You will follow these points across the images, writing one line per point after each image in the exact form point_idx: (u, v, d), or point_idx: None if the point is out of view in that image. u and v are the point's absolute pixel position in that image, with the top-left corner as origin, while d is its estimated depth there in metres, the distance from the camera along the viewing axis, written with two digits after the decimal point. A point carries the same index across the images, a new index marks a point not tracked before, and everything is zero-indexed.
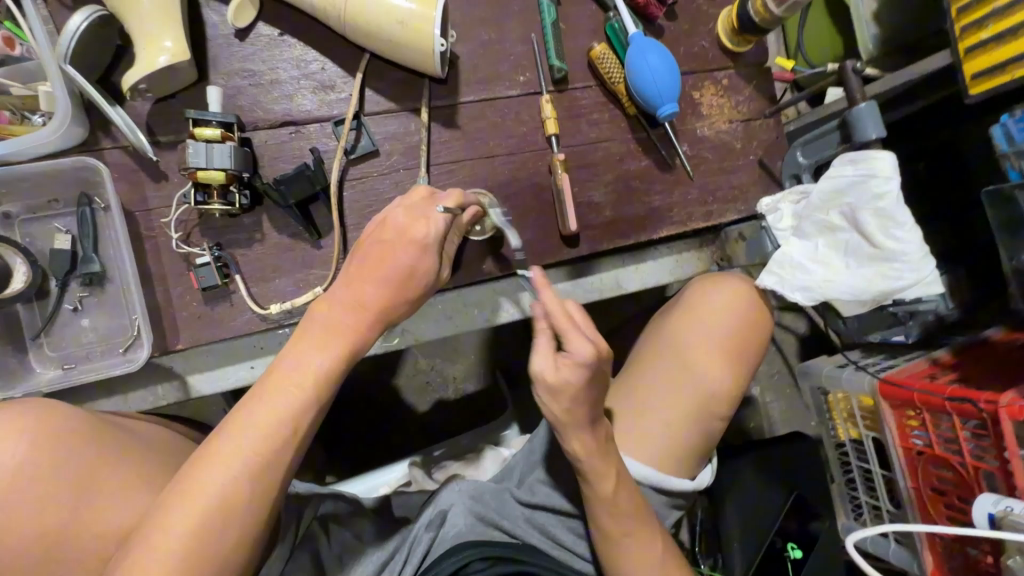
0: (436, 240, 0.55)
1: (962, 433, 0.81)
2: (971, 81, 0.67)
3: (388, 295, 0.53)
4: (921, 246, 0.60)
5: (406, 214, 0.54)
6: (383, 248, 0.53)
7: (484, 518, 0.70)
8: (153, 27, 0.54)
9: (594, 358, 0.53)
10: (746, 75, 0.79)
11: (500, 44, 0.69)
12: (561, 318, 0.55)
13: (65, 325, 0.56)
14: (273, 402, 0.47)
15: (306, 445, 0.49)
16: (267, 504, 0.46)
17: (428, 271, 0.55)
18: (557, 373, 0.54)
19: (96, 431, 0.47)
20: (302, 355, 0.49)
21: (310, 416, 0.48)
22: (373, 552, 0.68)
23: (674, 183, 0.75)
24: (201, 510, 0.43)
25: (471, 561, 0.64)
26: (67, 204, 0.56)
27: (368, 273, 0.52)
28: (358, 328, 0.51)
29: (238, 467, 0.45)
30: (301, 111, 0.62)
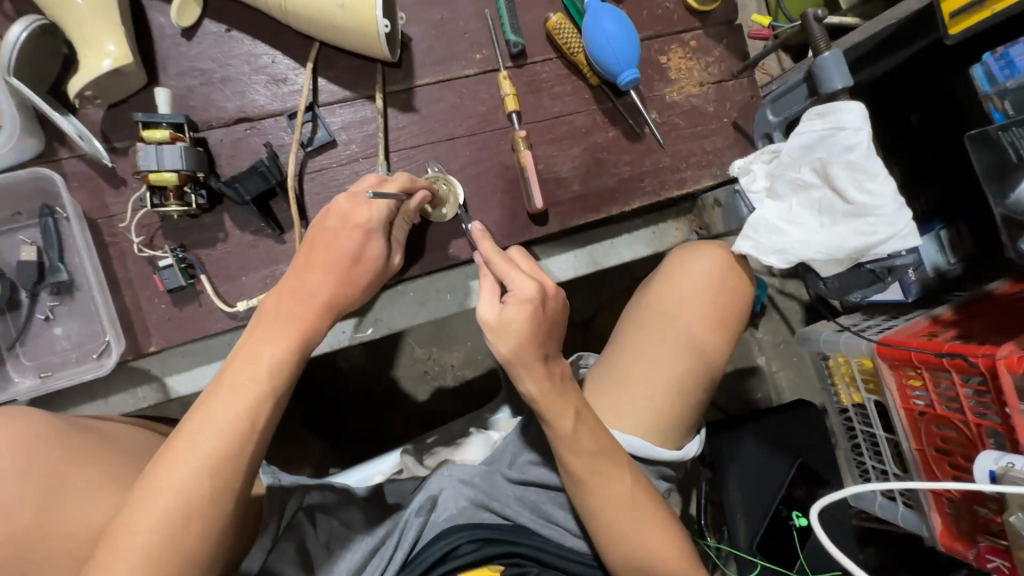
0: (381, 223, 0.55)
1: (963, 390, 0.78)
2: (950, 20, 0.63)
3: (335, 282, 0.54)
4: (894, 196, 0.58)
5: (349, 200, 0.54)
6: (326, 234, 0.54)
7: (475, 501, 0.71)
8: (91, 30, 0.53)
9: (537, 295, 0.55)
10: (716, 35, 0.76)
11: (454, 23, 0.68)
12: (508, 270, 0.55)
13: (40, 334, 0.58)
14: (228, 398, 0.48)
15: (267, 438, 0.49)
16: (230, 498, 0.47)
17: (375, 255, 0.56)
18: (502, 314, 0.54)
19: (70, 433, 0.50)
20: (255, 349, 0.50)
21: (267, 408, 0.49)
22: (361, 539, 0.70)
23: (645, 152, 0.73)
24: (163, 509, 0.44)
25: (457, 545, 0.65)
26: (30, 216, 0.57)
27: (316, 263, 0.53)
28: (309, 317, 0.52)
29: (197, 464, 0.45)
30: (253, 107, 0.62)
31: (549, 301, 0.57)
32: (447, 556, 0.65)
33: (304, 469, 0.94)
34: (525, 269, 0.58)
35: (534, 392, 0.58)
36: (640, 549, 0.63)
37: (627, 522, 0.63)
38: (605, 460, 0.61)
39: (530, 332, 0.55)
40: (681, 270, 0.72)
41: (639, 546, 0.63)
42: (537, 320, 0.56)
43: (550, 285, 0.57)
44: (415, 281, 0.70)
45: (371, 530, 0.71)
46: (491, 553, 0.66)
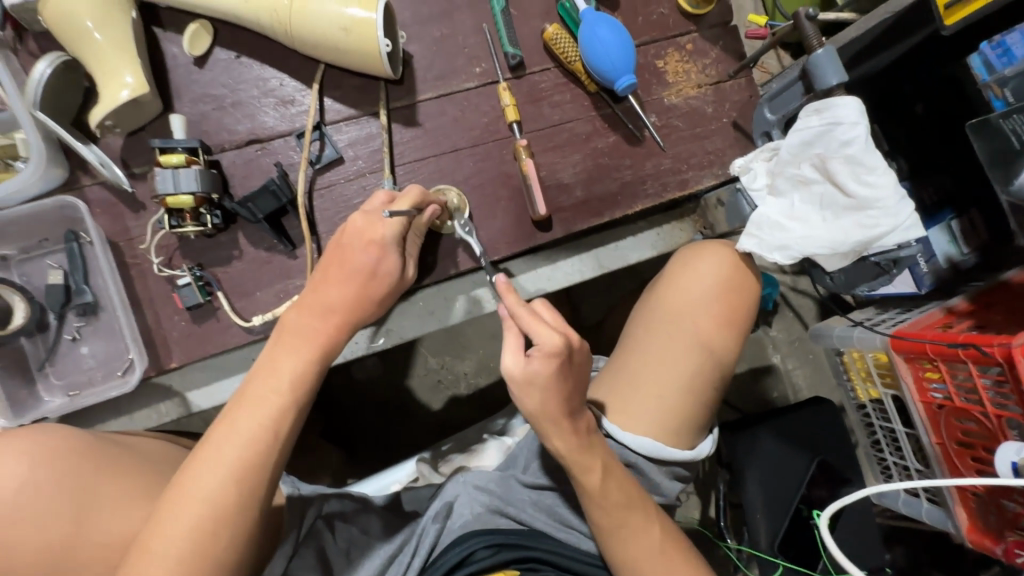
0: (395, 240, 0.57)
1: (980, 381, 0.77)
2: (946, 10, 0.64)
3: (354, 294, 0.56)
4: (895, 186, 0.58)
5: (364, 218, 0.56)
6: (343, 250, 0.56)
7: (490, 506, 0.71)
8: (109, 64, 0.56)
9: (563, 348, 0.55)
10: (712, 37, 0.77)
11: (453, 39, 0.70)
12: (533, 323, 0.55)
13: (67, 354, 0.60)
14: (254, 410, 0.50)
15: (289, 448, 0.52)
16: (256, 507, 0.49)
17: (391, 268, 0.58)
18: (527, 367, 0.55)
19: (99, 448, 0.52)
20: (277, 362, 0.52)
21: (290, 419, 0.51)
22: (380, 546, 0.71)
23: (646, 155, 0.74)
24: (191, 518, 0.46)
25: (475, 549, 0.66)
26: (57, 241, 0.60)
27: (332, 277, 0.56)
28: (328, 330, 0.55)
29: (224, 474, 0.47)
30: (263, 128, 0.64)
31: (573, 352, 0.57)
32: (464, 562, 0.66)
33: (323, 479, 0.96)
34: (550, 319, 0.57)
35: (561, 447, 0.59)
36: (647, 556, 0.62)
37: (632, 527, 0.62)
38: (605, 462, 0.62)
39: (554, 384, 0.56)
40: (689, 270, 0.72)
41: (648, 551, 0.62)
42: (561, 374, 0.56)
43: (575, 337, 0.57)
44: (425, 290, 0.72)
45: (390, 537, 0.73)
46: (505, 559, 0.66)
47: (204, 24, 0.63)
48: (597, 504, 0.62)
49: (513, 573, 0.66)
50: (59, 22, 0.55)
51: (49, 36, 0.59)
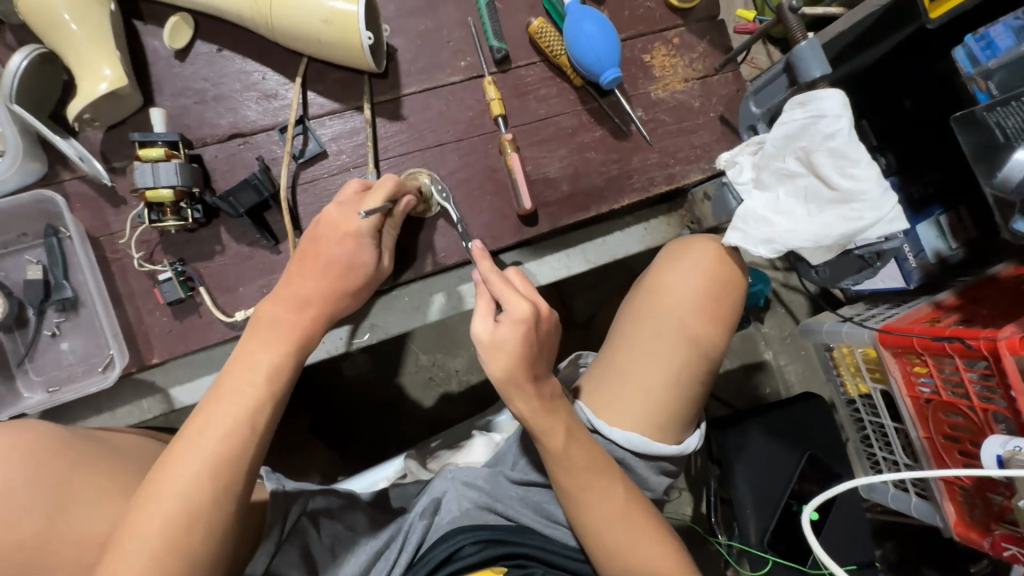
0: (370, 230, 0.58)
1: (967, 375, 0.77)
2: (931, 4, 0.63)
3: (331, 284, 0.57)
4: (878, 179, 0.58)
5: (338, 210, 0.57)
6: (317, 242, 0.57)
7: (478, 503, 0.71)
8: (87, 57, 0.56)
9: (531, 315, 0.56)
10: (699, 31, 0.76)
11: (438, 33, 0.69)
12: (502, 289, 0.56)
13: (47, 351, 0.59)
14: (230, 403, 0.50)
15: (266, 441, 0.52)
16: (233, 501, 0.49)
17: (367, 261, 0.59)
18: (495, 332, 0.55)
19: (77, 446, 0.51)
20: (252, 354, 0.53)
21: (266, 412, 0.52)
22: (366, 542, 0.71)
23: (633, 150, 0.74)
24: (165, 514, 0.46)
25: (462, 545, 0.66)
26: (36, 236, 0.59)
27: (308, 270, 0.56)
28: (304, 324, 0.55)
29: (199, 468, 0.47)
30: (245, 122, 0.64)
31: (541, 320, 0.58)
32: (450, 558, 0.65)
33: (312, 477, 0.95)
34: (520, 287, 0.59)
35: (526, 410, 0.59)
36: (632, 549, 0.62)
37: (610, 522, 0.62)
38: (586, 456, 0.62)
39: (523, 349, 0.56)
40: (673, 264, 0.72)
41: (633, 546, 0.62)
42: (530, 343, 0.56)
43: (543, 305, 0.58)
44: (410, 285, 0.72)
45: (376, 534, 0.72)
46: (493, 556, 0.66)
47: (185, 17, 0.62)
48: (578, 496, 0.62)
49: (501, 569, 0.65)
50: (35, 15, 0.55)
51: (27, 28, 0.58)
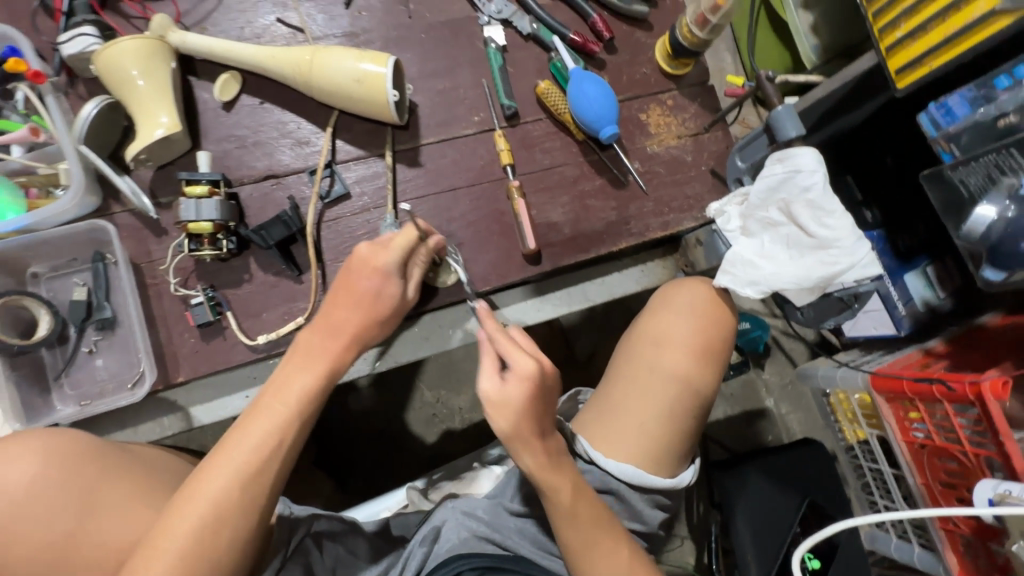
0: (396, 267, 0.62)
1: (956, 420, 0.79)
2: (897, 75, 0.70)
3: (361, 316, 0.62)
4: (852, 230, 0.62)
5: (369, 248, 0.61)
6: (349, 278, 0.61)
7: (477, 533, 0.72)
8: (148, 107, 0.64)
9: (536, 373, 0.59)
10: (690, 95, 0.84)
11: (454, 91, 0.78)
12: (509, 347, 0.59)
13: (82, 367, 0.63)
14: (264, 421, 0.55)
15: (291, 457, 0.57)
16: (256, 512, 0.53)
17: (393, 294, 0.63)
18: (502, 389, 0.58)
19: (109, 457, 0.56)
20: (288, 379, 0.58)
21: (294, 430, 0.57)
22: (367, 567, 0.73)
23: (630, 198, 0.80)
24: (196, 518, 0.51)
25: (461, 572, 0.66)
26: (84, 262, 0.65)
27: (342, 299, 0.61)
28: (337, 350, 0.60)
29: (232, 477, 0.52)
30: (279, 166, 0.71)
31: (546, 377, 0.60)
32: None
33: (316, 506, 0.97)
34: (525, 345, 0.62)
35: (532, 465, 0.60)
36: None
37: (603, 558, 0.64)
38: (581, 490, 0.63)
39: (528, 407, 0.58)
40: (667, 302, 0.75)
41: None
42: (534, 398, 0.59)
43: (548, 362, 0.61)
44: (421, 317, 0.76)
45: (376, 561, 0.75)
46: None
47: (234, 75, 0.71)
48: (573, 533, 0.63)
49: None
50: (107, 71, 0.63)
51: (97, 81, 0.66)
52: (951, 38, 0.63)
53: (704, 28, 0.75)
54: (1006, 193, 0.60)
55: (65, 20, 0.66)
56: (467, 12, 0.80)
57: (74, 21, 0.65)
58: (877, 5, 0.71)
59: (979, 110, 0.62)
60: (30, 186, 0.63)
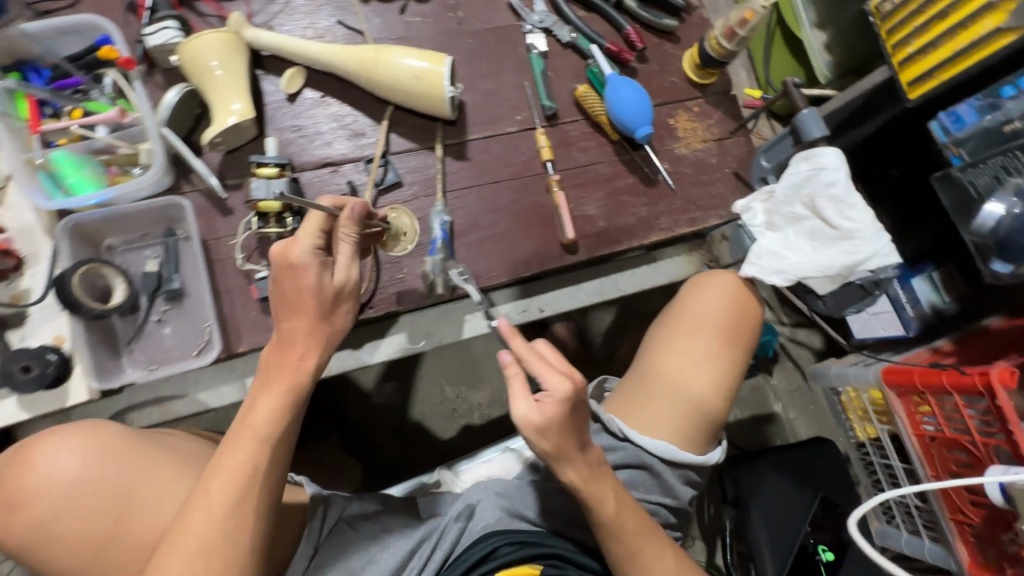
0: (311, 258, 0.61)
1: (966, 412, 0.83)
2: (909, 87, 0.77)
3: (311, 325, 0.63)
4: (872, 222, 0.68)
5: (281, 243, 0.61)
6: (281, 289, 0.62)
7: (511, 511, 0.78)
8: (226, 95, 0.69)
9: (572, 393, 0.57)
10: (715, 103, 0.91)
11: (499, 92, 0.84)
12: (542, 368, 0.58)
13: (150, 335, 0.67)
14: (235, 450, 0.59)
15: (271, 476, 0.60)
16: (248, 535, 0.57)
17: (328, 285, 0.63)
18: (541, 413, 0.57)
19: (136, 452, 0.60)
20: (252, 406, 0.61)
21: (267, 453, 0.60)
22: (400, 542, 0.76)
23: (659, 195, 0.85)
24: (189, 554, 0.55)
25: (498, 546, 0.71)
26: (156, 237, 0.70)
27: (283, 306, 0.62)
28: (298, 367, 0.63)
29: (217, 511, 0.56)
30: (337, 155, 0.76)
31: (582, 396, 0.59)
32: (488, 557, 0.70)
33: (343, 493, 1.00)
34: (558, 364, 0.60)
35: (577, 478, 0.62)
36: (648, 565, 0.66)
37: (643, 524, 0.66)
38: None
39: (569, 423, 0.58)
40: (698, 291, 0.80)
41: (656, 563, 0.66)
42: (572, 414, 0.58)
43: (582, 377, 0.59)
44: (463, 300, 0.81)
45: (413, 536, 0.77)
46: (529, 554, 0.71)
47: (299, 70, 0.76)
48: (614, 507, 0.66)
49: (537, 566, 0.70)
50: (189, 61, 0.68)
51: (176, 71, 0.71)
52: (958, 53, 0.70)
53: (732, 40, 0.82)
54: (1013, 191, 0.66)
55: (149, 15, 0.71)
56: (511, 21, 0.86)
57: (158, 16, 0.70)
58: (890, 23, 0.78)
59: (985, 117, 0.69)
60: (111, 164, 0.68)
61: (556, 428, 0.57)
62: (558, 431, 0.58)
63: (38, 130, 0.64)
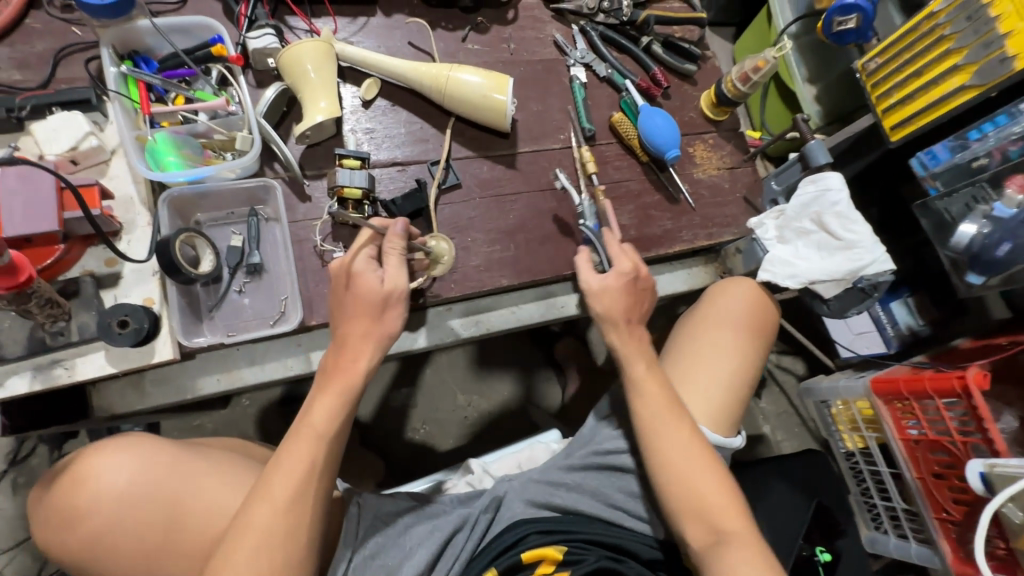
0: (361, 265, 0.67)
1: (948, 416, 0.94)
2: (891, 130, 0.92)
3: (368, 324, 0.66)
4: (870, 235, 0.80)
5: (341, 261, 0.68)
6: (341, 298, 0.67)
7: (539, 501, 0.77)
8: (315, 94, 0.77)
9: (630, 273, 0.80)
10: (726, 137, 1.04)
11: (546, 114, 0.95)
12: (615, 252, 0.82)
13: (231, 305, 0.73)
14: (293, 451, 0.61)
15: (325, 476, 0.63)
16: (305, 533, 0.60)
17: (389, 289, 0.67)
18: (602, 283, 0.80)
19: (181, 464, 0.66)
20: (309, 407, 0.64)
21: (322, 452, 0.62)
22: (437, 532, 0.75)
23: (681, 212, 0.97)
24: (251, 550, 0.57)
25: (527, 533, 0.72)
26: (239, 216, 0.76)
27: (343, 309, 0.67)
28: (356, 368, 0.65)
29: (274, 510, 0.59)
30: (404, 157, 0.85)
31: (640, 279, 0.81)
32: (518, 543, 0.72)
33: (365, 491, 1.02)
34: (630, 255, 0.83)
35: (617, 341, 0.79)
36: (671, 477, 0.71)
37: (716, 499, 0.70)
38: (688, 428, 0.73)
39: (623, 295, 0.80)
40: (722, 293, 0.90)
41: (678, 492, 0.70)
42: (629, 292, 0.80)
43: (643, 270, 0.82)
44: (509, 293, 0.90)
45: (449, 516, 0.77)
46: (556, 538, 0.73)
47: (375, 81, 0.85)
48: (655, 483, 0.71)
49: (563, 549, 0.71)
50: (287, 61, 0.76)
51: (269, 72, 0.79)
52: (932, 104, 0.84)
53: (746, 84, 0.96)
54: (983, 216, 0.80)
55: (248, 22, 0.78)
56: (557, 56, 0.99)
57: (258, 23, 0.78)
58: (872, 79, 0.94)
59: (956, 156, 0.82)
60: (208, 148, 0.74)
61: (608, 294, 0.80)
62: (609, 297, 0.79)
63: (149, 111, 0.71)
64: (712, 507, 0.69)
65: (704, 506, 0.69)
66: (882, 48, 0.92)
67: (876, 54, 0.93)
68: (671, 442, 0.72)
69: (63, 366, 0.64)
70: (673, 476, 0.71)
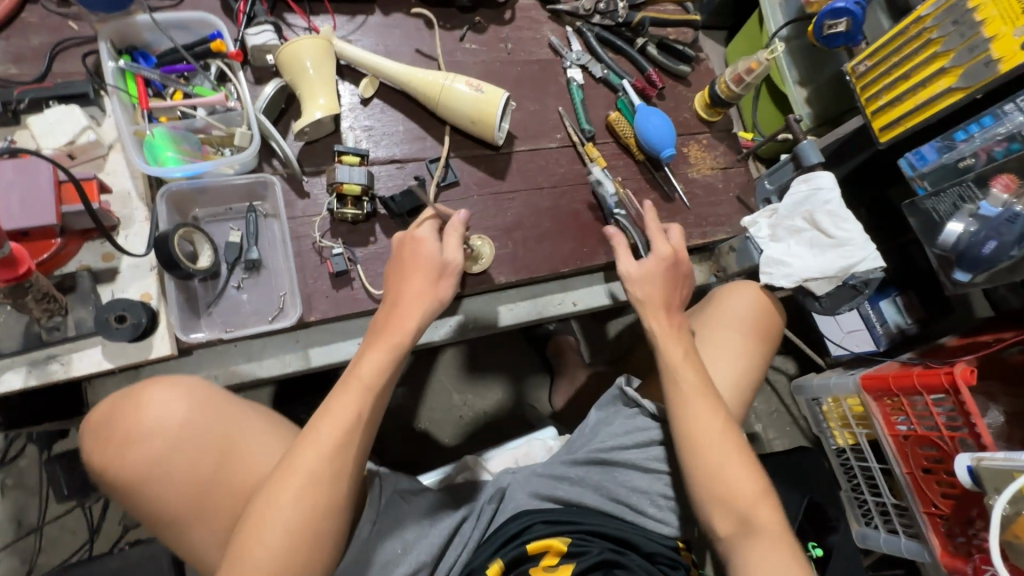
0: (428, 234, 0.70)
1: (936, 410, 0.95)
2: (880, 131, 0.93)
3: (424, 281, 0.68)
4: (861, 233, 0.82)
5: (404, 233, 0.71)
6: (402, 259, 0.69)
7: (541, 494, 0.78)
8: (313, 90, 0.77)
9: (670, 256, 0.80)
10: (720, 137, 1.06)
11: (543, 113, 0.96)
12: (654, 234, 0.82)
13: (229, 301, 0.73)
14: (341, 400, 0.62)
15: (367, 432, 0.63)
16: (348, 480, 0.61)
17: (449, 258, 0.70)
18: (641, 268, 0.79)
19: (230, 405, 0.67)
20: (361, 356, 0.64)
21: (369, 404, 0.63)
22: (437, 527, 0.75)
23: (675, 211, 0.98)
24: (298, 487, 0.58)
25: (531, 522, 0.73)
26: (238, 212, 0.76)
27: (400, 269, 0.69)
28: (405, 324, 0.66)
29: (319, 455, 0.59)
30: (402, 154, 0.85)
31: (679, 264, 0.82)
32: (520, 533, 0.73)
33: None
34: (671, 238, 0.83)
35: (658, 324, 0.78)
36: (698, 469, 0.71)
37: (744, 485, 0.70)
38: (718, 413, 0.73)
39: (663, 280, 0.80)
40: (728, 295, 0.91)
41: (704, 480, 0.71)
42: (669, 273, 0.80)
43: (683, 253, 0.82)
44: (504, 291, 0.90)
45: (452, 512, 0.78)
46: (559, 529, 0.73)
47: (373, 79, 0.85)
48: None
49: (567, 540, 0.72)
50: (286, 58, 0.76)
51: (267, 69, 0.80)
52: (920, 106, 0.86)
53: (740, 85, 0.97)
54: (969, 214, 0.82)
55: (247, 19, 0.79)
56: (553, 56, 1.00)
57: (257, 20, 0.78)
58: (862, 81, 0.96)
59: (943, 157, 0.84)
60: (206, 144, 0.74)
61: (648, 278, 0.79)
62: (649, 281, 0.79)
63: (147, 106, 0.71)
64: (739, 496, 0.70)
65: (733, 493, 0.70)
66: (871, 51, 0.93)
67: (865, 56, 0.94)
68: (700, 432, 0.72)
69: (59, 362, 0.63)
70: (714, 445, 0.71)
